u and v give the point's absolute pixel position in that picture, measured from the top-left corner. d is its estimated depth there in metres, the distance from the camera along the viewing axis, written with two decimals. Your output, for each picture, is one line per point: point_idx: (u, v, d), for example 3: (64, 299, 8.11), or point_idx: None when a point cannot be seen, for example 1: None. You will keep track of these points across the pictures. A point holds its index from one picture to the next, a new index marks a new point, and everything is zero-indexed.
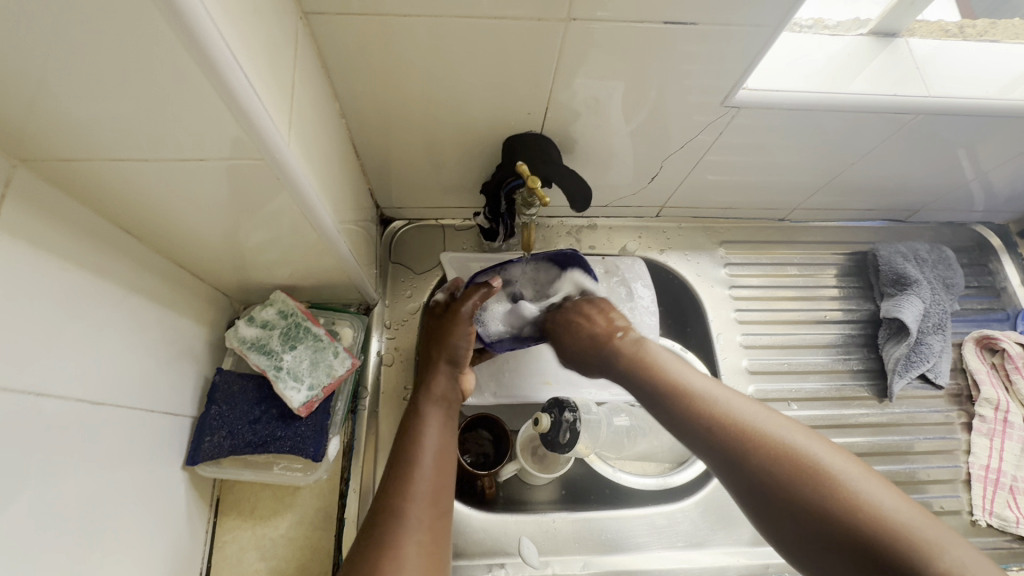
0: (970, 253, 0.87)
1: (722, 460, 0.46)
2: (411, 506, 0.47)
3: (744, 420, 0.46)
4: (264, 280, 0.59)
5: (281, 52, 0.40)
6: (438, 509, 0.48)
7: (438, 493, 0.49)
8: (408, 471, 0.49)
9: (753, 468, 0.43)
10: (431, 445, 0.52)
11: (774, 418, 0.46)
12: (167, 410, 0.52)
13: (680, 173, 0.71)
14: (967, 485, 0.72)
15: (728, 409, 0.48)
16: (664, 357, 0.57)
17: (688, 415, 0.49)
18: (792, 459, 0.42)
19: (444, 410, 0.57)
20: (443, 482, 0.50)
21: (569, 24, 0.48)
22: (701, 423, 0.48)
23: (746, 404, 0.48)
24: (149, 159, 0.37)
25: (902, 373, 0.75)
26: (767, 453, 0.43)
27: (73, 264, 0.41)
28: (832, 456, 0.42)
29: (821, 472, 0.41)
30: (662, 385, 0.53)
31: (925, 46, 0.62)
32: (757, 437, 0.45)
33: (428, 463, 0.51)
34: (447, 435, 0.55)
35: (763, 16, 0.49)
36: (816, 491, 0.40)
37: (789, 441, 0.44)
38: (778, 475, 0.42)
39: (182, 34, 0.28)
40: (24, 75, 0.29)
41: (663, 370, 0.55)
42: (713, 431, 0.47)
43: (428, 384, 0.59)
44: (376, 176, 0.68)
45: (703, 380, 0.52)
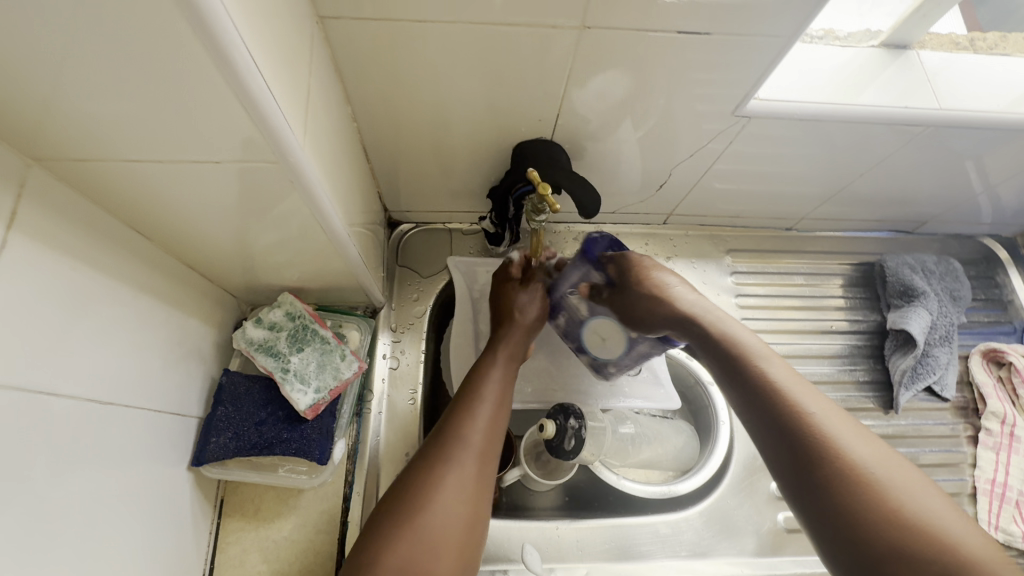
0: (977, 265, 0.87)
1: (771, 433, 0.45)
2: (470, 439, 0.48)
3: (820, 414, 0.44)
4: (272, 282, 0.60)
5: (297, 56, 0.40)
6: (489, 453, 0.49)
7: (489, 441, 0.50)
8: (471, 407, 0.51)
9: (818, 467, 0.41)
10: (494, 387, 0.55)
11: (858, 429, 0.43)
12: (173, 410, 0.52)
13: (689, 181, 0.71)
14: (973, 498, 0.71)
15: (813, 406, 0.45)
16: (745, 331, 0.54)
17: (767, 404, 0.47)
18: (868, 470, 0.40)
19: (510, 363, 0.59)
20: (498, 430, 0.52)
21: (583, 32, 0.48)
22: (775, 414, 0.46)
23: (834, 408, 0.45)
24: (163, 160, 0.37)
25: (908, 385, 0.75)
26: (842, 457, 0.41)
27: (84, 264, 0.41)
28: (903, 473, 0.40)
29: (885, 481, 0.39)
30: (741, 370, 0.50)
31: (935, 59, 0.62)
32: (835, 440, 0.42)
33: (485, 411, 0.52)
34: (509, 388, 0.56)
35: (776, 28, 0.49)
36: (884, 505, 0.38)
37: (871, 455, 0.41)
38: (848, 479, 0.40)
39: (203, 39, 0.28)
40: (46, 75, 0.29)
41: (739, 344, 0.53)
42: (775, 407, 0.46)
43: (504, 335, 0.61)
44: (385, 179, 0.68)
45: (781, 363, 0.50)
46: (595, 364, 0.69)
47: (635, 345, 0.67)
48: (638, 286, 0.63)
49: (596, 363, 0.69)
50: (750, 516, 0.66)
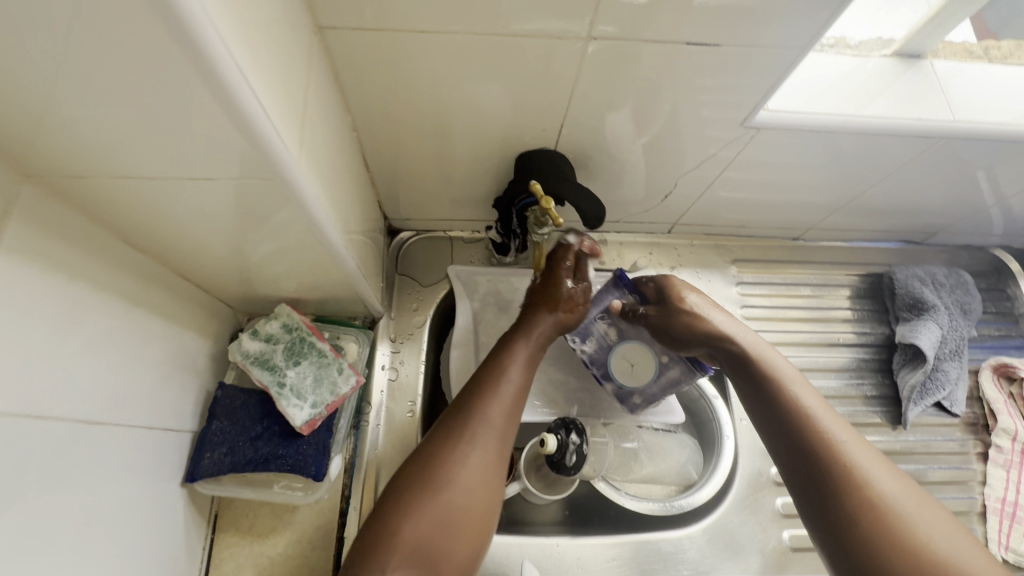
0: (987, 277, 0.85)
1: (799, 463, 0.48)
2: (492, 419, 0.48)
3: (849, 447, 0.47)
4: (270, 293, 0.59)
5: (293, 67, 0.39)
6: (509, 429, 0.49)
7: (506, 432, 0.48)
8: (493, 385, 0.50)
9: (848, 503, 0.44)
10: (516, 368, 0.52)
11: (886, 464, 0.46)
12: (167, 425, 0.51)
13: (696, 191, 0.70)
14: (982, 517, 0.70)
15: (846, 439, 0.47)
16: (776, 355, 0.56)
17: (802, 434, 0.49)
18: (893, 507, 0.43)
19: (536, 342, 0.56)
20: (520, 405, 0.51)
21: (590, 43, 0.47)
22: (809, 445, 0.48)
23: (862, 440, 0.48)
24: (157, 176, 0.36)
25: (917, 401, 0.73)
26: (871, 494, 0.44)
27: (75, 280, 0.40)
28: (924, 510, 0.43)
29: (908, 519, 0.42)
30: (777, 396, 0.52)
31: (949, 68, 0.61)
32: (867, 477, 0.45)
33: (507, 396, 0.50)
34: (533, 364, 0.54)
35: (787, 38, 0.48)
36: (906, 541, 0.41)
37: (897, 490, 0.44)
38: (875, 516, 0.43)
39: (193, 58, 0.27)
40: (33, 93, 0.28)
41: (773, 369, 0.54)
42: (804, 439, 0.48)
43: (529, 319, 0.57)
44: (385, 187, 0.67)
45: (811, 392, 0.52)
46: (621, 392, 0.66)
47: (665, 371, 0.65)
48: (678, 305, 0.62)
49: (621, 392, 0.66)
50: (755, 534, 0.65)
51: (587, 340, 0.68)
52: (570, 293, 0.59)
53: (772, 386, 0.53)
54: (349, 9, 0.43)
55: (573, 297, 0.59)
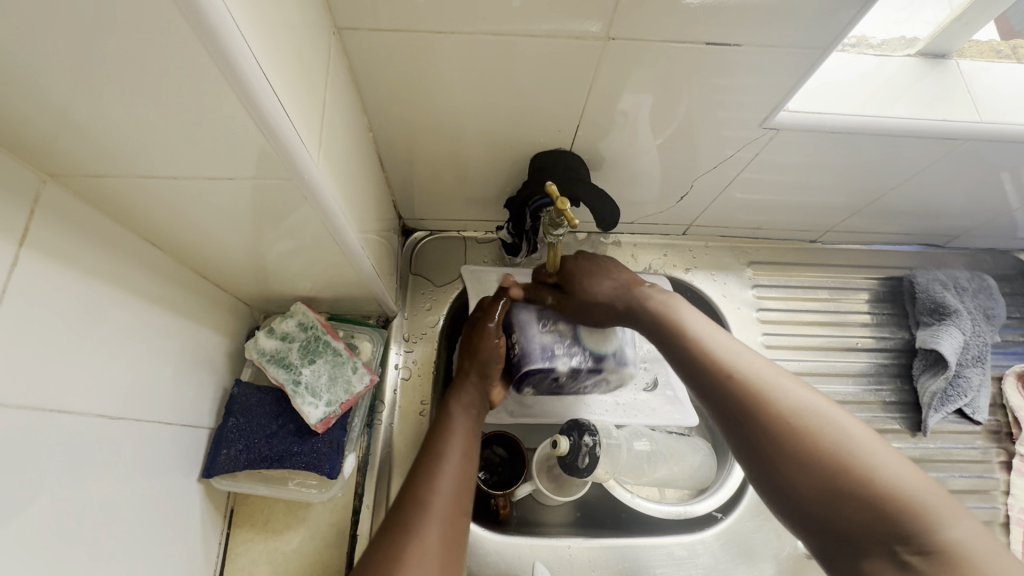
0: (1012, 281, 0.83)
1: (716, 400, 0.47)
2: (440, 482, 0.47)
3: (756, 375, 0.45)
4: (286, 292, 0.59)
5: (312, 68, 0.39)
6: (460, 505, 0.47)
7: (460, 492, 0.47)
8: (435, 466, 0.48)
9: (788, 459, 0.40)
10: (457, 445, 0.51)
11: (801, 386, 0.44)
12: (185, 421, 0.51)
13: (712, 193, 0.69)
14: (1006, 528, 0.69)
15: (770, 387, 0.44)
16: (687, 308, 0.55)
17: (735, 399, 0.45)
18: (836, 448, 0.39)
19: (473, 416, 0.57)
20: (468, 480, 0.49)
21: (608, 43, 0.47)
22: (741, 405, 0.44)
23: (789, 381, 0.44)
24: (175, 176, 0.37)
25: (937, 407, 0.72)
26: (809, 440, 0.40)
27: (96, 277, 0.40)
28: (834, 417, 0.41)
29: (821, 429, 0.40)
30: (699, 359, 0.49)
31: (975, 67, 0.60)
32: (802, 421, 0.41)
33: (453, 462, 0.49)
34: (475, 434, 0.54)
35: (808, 39, 0.47)
36: (834, 465, 0.38)
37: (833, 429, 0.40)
38: (787, 436, 0.41)
39: (217, 60, 0.28)
40: (57, 94, 0.29)
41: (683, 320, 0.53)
42: (716, 378, 0.47)
43: (460, 390, 0.58)
44: (400, 187, 0.67)
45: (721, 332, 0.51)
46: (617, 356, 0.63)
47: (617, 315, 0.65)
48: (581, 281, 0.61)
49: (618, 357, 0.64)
50: (769, 540, 0.65)
51: (550, 355, 0.60)
52: (484, 351, 0.60)
53: (693, 353, 0.50)
54: (367, 10, 0.43)
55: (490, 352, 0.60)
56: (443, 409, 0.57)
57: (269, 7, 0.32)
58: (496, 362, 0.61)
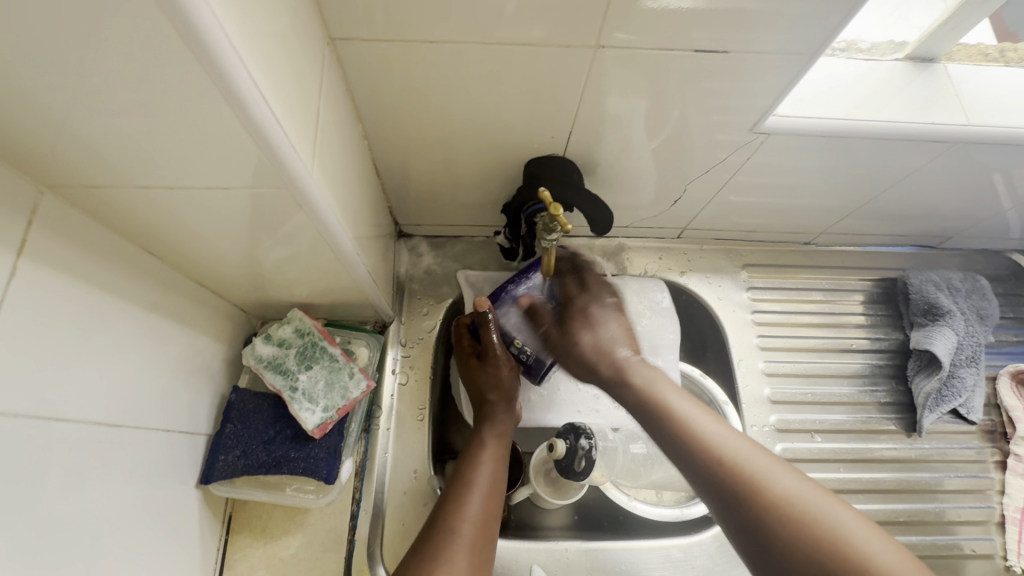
0: (1005, 281, 0.84)
1: (712, 491, 0.45)
2: (469, 508, 0.50)
3: (751, 465, 0.44)
4: (283, 298, 0.60)
5: (307, 78, 0.40)
6: (486, 533, 0.49)
7: (489, 518, 0.50)
8: (462, 495, 0.51)
9: (788, 557, 0.39)
10: (485, 474, 0.54)
11: (791, 473, 0.44)
12: (183, 428, 0.52)
13: (705, 196, 0.70)
14: (1001, 527, 0.71)
15: (765, 478, 0.43)
16: (673, 390, 0.54)
17: (733, 488, 0.44)
18: (850, 552, 0.37)
19: (503, 443, 0.59)
20: (494, 509, 0.52)
21: (598, 51, 0.48)
22: (739, 499, 0.43)
23: (780, 468, 0.44)
24: (172, 186, 0.37)
25: (932, 408, 0.72)
26: (813, 537, 0.39)
27: (94, 286, 0.41)
28: (835, 514, 0.40)
29: (825, 526, 0.39)
30: (691, 446, 0.48)
31: (963, 70, 0.60)
32: (806, 516, 0.40)
33: (483, 488, 0.52)
34: (503, 462, 0.57)
35: (796, 45, 0.48)
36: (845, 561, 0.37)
37: (830, 521, 0.39)
38: (791, 531, 0.40)
39: (211, 75, 0.28)
40: (56, 107, 0.29)
41: (670, 401, 0.52)
42: (711, 467, 0.45)
43: (492, 419, 0.61)
44: (396, 193, 0.68)
45: (711, 417, 0.50)
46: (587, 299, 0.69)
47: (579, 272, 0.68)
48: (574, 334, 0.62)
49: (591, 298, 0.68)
50: None
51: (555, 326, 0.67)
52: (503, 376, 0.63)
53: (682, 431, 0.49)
54: (361, 21, 0.44)
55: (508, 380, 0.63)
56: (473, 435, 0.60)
57: (262, 21, 0.33)
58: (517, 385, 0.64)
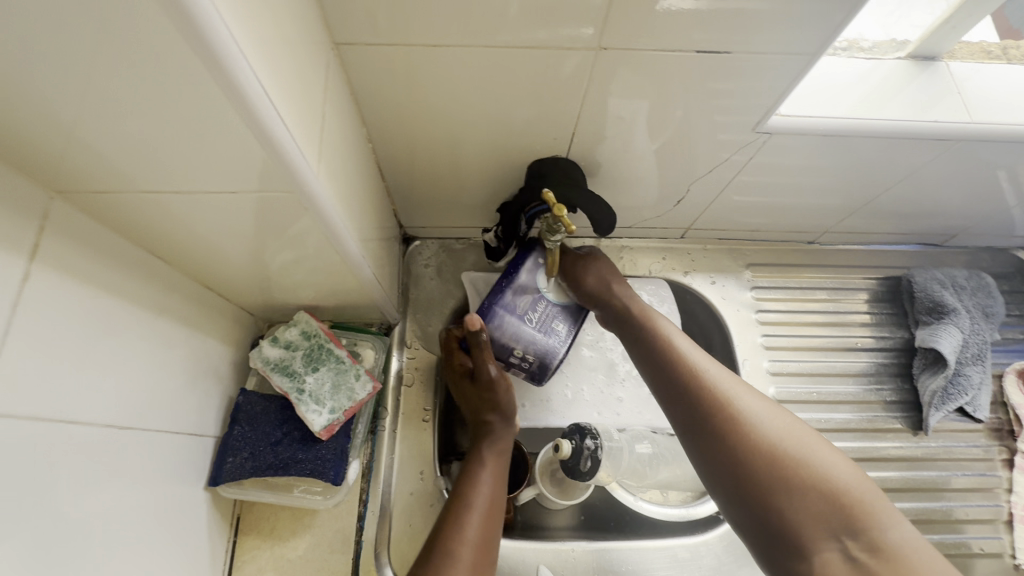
0: (1010, 279, 0.84)
1: (685, 407, 0.50)
2: (468, 530, 0.50)
3: (726, 386, 0.50)
4: (289, 300, 0.60)
5: (312, 83, 0.40)
6: (485, 556, 0.49)
7: (488, 540, 0.51)
8: (463, 517, 0.51)
9: (750, 460, 0.44)
10: (485, 495, 0.54)
11: (760, 396, 0.49)
12: (191, 430, 0.52)
13: (708, 196, 0.70)
14: (1009, 525, 0.70)
15: (734, 395, 0.49)
16: (669, 326, 0.58)
17: (707, 403, 0.48)
18: (797, 449, 0.44)
19: (502, 462, 0.59)
20: (493, 529, 0.52)
21: (599, 52, 0.48)
22: (707, 414, 0.48)
23: (750, 392, 0.49)
24: (179, 191, 0.38)
25: (938, 406, 0.72)
26: (770, 443, 0.44)
27: (103, 290, 0.41)
28: (794, 426, 0.46)
29: (780, 434, 0.45)
30: (671, 367, 0.53)
31: (966, 68, 0.60)
32: (765, 425, 0.46)
33: (481, 508, 0.53)
34: (502, 481, 0.57)
35: (797, 45, 0.48)
36: (795, 459, 0.43)
37: (788, 431, 0.45)
38: (754, 435, 0.45)
39: (219, 82, 0.29)
40: (67, 114, 0.30)
41: (662, 334, 0.57)
42: (690, 386, 0.50)
43: (491, 435, 0.61)
44: (400, 196, 0.68)
45: (695, 348, 0.55)
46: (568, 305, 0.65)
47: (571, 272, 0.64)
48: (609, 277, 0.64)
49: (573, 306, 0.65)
50: None
51: (549, 331, 0.63)
52: (499, 386, 0.63)
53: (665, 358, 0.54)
54: (365, 26, 0.45)
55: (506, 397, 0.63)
56: (473, 452, 0.60)
57: (268, 26, 0.33)
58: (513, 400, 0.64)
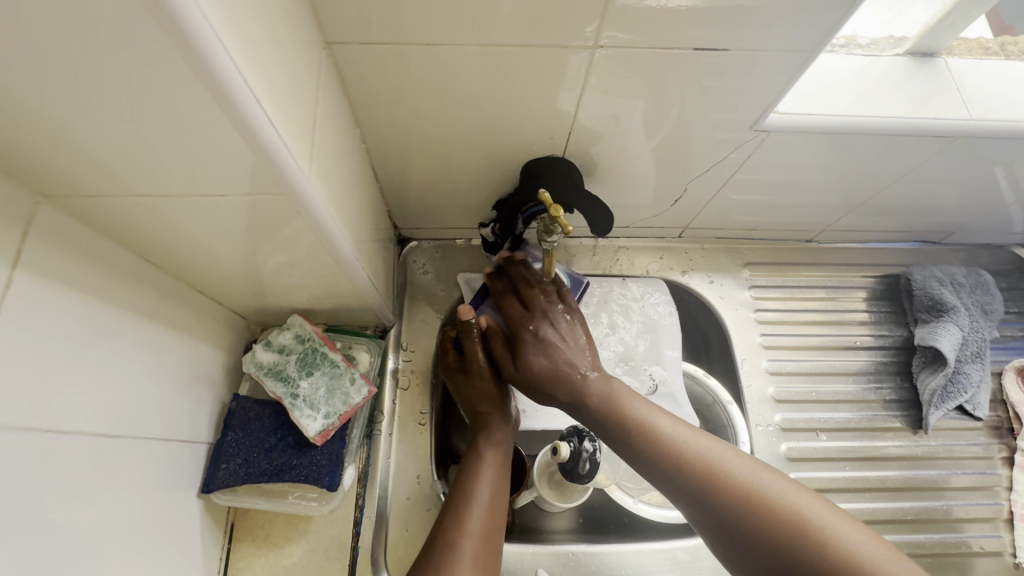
0: (1008, 276, 0.83)
1: (678, 491, 0.49)
2: (469, 527, 0.51)
3: (711, 459, 0.48)
4: (283, 304, 0.59)
5: (303, 83, 0.40)
6: (489, 544, 0.51)
7: (491, 531, 0.52)
8: (463, 511, 0.52)
9: (756, 545, 0.43)
10: (485, 487, 0.54)
11: (746, 461, 0.48)
12: (184, 437, 0.51)
13: (706, 195, 0.69)
14: (1009, 524, 0.70)
15: (723, 465, 0.48)
16: (633, 396, 0.56)
17: (696, 482, 0.47)
18: (797, 517, 0.42)
19: (502, 451, 0.59)
20: (496, 521, 0.53)
21: (596, 51, 0.47)
22: (707, 491, 0.47)
23: (736, 459, 0.48)
24: (168, 194, 0.37)
25: (938, 404, 0.72)
26: (768, 519, 0.43)
27: (92, 295, 0.40)
28: (786, 490, 0.45)
29: (774, 504, 0.44)
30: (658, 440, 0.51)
31: (964, 65, 0.60)
32: (759, 495, 0.45)
33: (482, 502, 0.53)
34: (502, 473, 0.57)
35: (797, 42, 0.48)
36: (794, 532, 0.42)
37: (781, 498, 0.44)
38: (749, 512, 0.44)
39: (207, 83, 0.28)
40: (50, 117, 0.29)
41: (632, 408, 0.55)
42: (676, 469, 0.49)
43: (488, 428, 0.60)
44: (394, 197, 0.67)
45: (670, 419, 0.53)
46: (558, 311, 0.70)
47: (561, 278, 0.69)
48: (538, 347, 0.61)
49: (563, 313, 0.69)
50: None
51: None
52: (484, 376, 0.63)
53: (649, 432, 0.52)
54: (357, 24, 0.44)
55: (496, 387, 0.63)
56: (471, 447, 0.59)
57: (257, 24, 0.32)
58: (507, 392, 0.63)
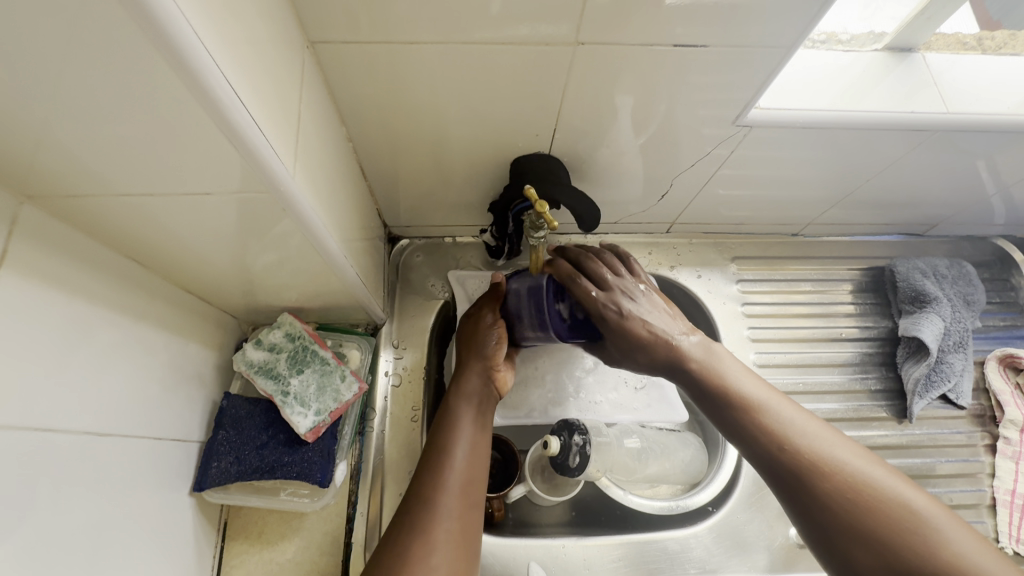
0: (990, 267, 0.85)
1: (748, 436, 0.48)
2: (447, 479, 0.49)
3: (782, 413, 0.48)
4: (272, 303, 0.60)
5: (288, 84, 0.40)
6: (470, 497, 0.49)
7: (470, 483, 0.49)
8: (441, 465, 0.50)
9: (817, 486, 0.43)
10: (463, 439, 0.52)
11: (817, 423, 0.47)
12: (175, 436, 0.51)
13: (691, 190, 0.70)
14: (992, 510, 0.71)
15: (807, 434, 0.46)
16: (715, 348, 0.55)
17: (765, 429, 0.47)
18: (865, 481, 0.42)
19: (478, 404, 0.56)
20: (477, 473, 0.51)
21: (577, 48, 0.48)
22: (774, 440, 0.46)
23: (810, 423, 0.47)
24: (154, 194, 0.37)
25: (922, 393, 0.73)
26: (836, 472, 0.43)
27: (78, 296, 0.40)
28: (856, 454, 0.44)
29: (843, 462, 0.43)
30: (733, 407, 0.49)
31: (941, 60, 0.61)
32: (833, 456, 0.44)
33: (462, 455, 0.51)
34: (483, 424, 0.55)
35: (775, 37, 0.48)
36: (861, 487, 0.42)
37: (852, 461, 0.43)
38: (819, 463, 0.44)
39: (187, 83, 0.29)
40: (32, 119, 0.29)
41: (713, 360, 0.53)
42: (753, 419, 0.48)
43: (461, 379, 0.57)
44: (383, 195, 0.68)
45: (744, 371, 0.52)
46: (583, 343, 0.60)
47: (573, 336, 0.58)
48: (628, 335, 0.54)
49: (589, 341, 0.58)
50: (762, 531, 0.66)
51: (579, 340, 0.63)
52: (483, 339, 0.60)
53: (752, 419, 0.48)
54: (341, 25, 0.44)
55: (499, 352, 0.59)
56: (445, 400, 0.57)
57: (235, 24, 0.33)
58: (496, 345, 0.59)
